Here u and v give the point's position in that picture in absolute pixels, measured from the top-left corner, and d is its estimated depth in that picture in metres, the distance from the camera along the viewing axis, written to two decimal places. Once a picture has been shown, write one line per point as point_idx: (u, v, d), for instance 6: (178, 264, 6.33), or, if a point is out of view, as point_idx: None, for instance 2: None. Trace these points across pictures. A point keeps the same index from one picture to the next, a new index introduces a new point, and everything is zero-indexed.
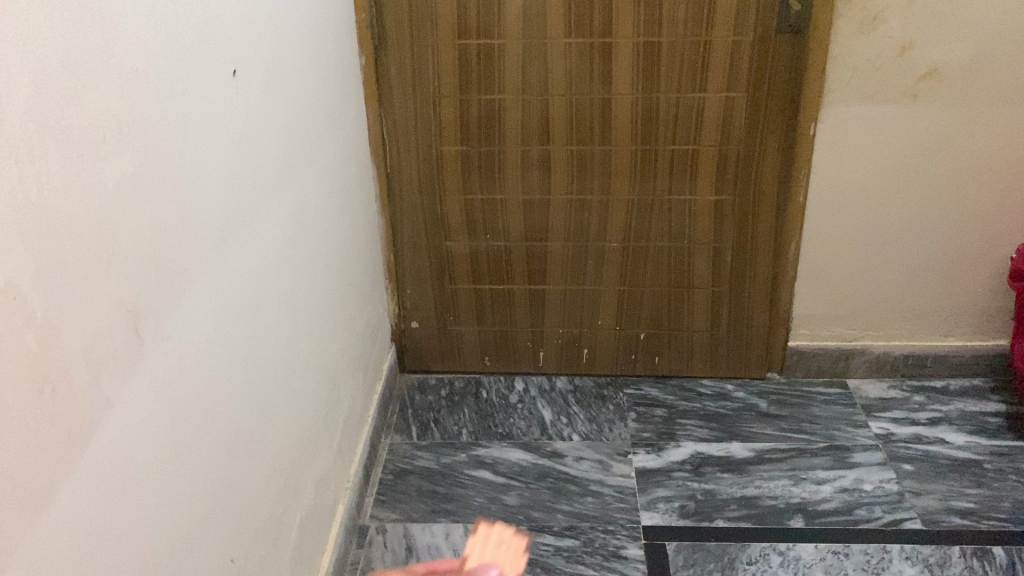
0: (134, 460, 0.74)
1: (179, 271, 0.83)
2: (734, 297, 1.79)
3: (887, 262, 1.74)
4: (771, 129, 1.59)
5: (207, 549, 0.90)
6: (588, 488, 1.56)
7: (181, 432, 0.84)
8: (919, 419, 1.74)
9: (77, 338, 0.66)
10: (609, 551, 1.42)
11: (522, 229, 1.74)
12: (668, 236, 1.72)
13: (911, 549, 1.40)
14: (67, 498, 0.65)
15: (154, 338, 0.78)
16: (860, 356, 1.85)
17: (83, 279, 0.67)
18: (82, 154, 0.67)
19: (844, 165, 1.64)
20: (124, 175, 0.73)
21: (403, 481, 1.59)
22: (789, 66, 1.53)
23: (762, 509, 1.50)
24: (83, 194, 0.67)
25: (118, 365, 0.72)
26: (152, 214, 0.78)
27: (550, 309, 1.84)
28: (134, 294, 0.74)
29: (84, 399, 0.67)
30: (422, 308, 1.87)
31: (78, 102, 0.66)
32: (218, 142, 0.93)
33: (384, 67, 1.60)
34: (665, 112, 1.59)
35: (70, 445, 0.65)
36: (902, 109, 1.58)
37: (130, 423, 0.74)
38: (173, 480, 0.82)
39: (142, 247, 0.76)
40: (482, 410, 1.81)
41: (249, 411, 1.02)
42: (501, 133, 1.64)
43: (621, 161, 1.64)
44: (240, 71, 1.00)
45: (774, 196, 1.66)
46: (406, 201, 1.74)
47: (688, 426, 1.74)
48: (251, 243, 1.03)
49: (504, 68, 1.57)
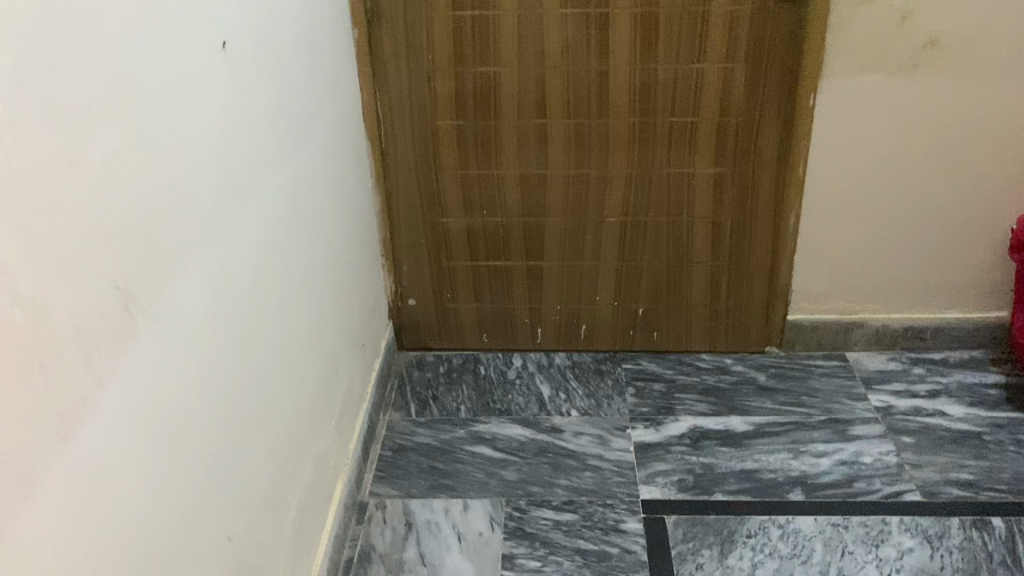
0: (128, 440, 0.74)
1: (170, 248, 0.82)
2: (733, 271, 1.78)
3: (888, 234, 1.73)
4: (770, 100, 1.58)
5: (204, 527, 0.90)
6: (587, 462, 1.56)
7: (176, 411, 0.83)
8: (919, 391, 1.74)
9: (67, 315, 0.65)
10: (608, 525, 1.42)
11: (520, 205, 1.73)
12: (667, 210, 1.71)
13: (911, 520, 1.40)
14: (58, 479, 0.64)
15: (147, 316, 0.77)
16: (859, 329, 1.85)
17: (71, 256, 0.66)
18: (68, 128, 0.65)
19: (844, 137, 1.62)
20: (112, 150, 0.72)
21: (402, 457, 1.59)
22: (788, 36, 1.51)
23: (761, 482, 1.50)
24: (71, 170, 0.66)
25: (111, 342, 0.71)
26: (142, 190, 0.77)
27: (548, 285, 1.83)
28: (124, 272, 0.74)
29: (75, 377, 0.66)
30: (419, 285, 1.86)
31: (63, 77, 0.65)
32: (209, 115, 0.92)
33: (378, 41, 1.58)
34: (664, 83, 1.57)
35: (61, 423, 0.64)
36: (902, 80, 1.56)
37: (122, 400, 0.73)
38: (168, 459, 0.82)
39: (132, 225, 0.75)
40: (480, 387, 1.81)
41: (244, 388, 1.02)
42: (498, 107, 1.62)
43: (619, 133, 1.63)
44: (230, 43, 0.98)
45: (773, 169, 1.65)
46: (402, 176, 1.72)
47: (687, 400, 1.74)
48: (245, 219, 1.02)
49: (500, 40, 1.55)
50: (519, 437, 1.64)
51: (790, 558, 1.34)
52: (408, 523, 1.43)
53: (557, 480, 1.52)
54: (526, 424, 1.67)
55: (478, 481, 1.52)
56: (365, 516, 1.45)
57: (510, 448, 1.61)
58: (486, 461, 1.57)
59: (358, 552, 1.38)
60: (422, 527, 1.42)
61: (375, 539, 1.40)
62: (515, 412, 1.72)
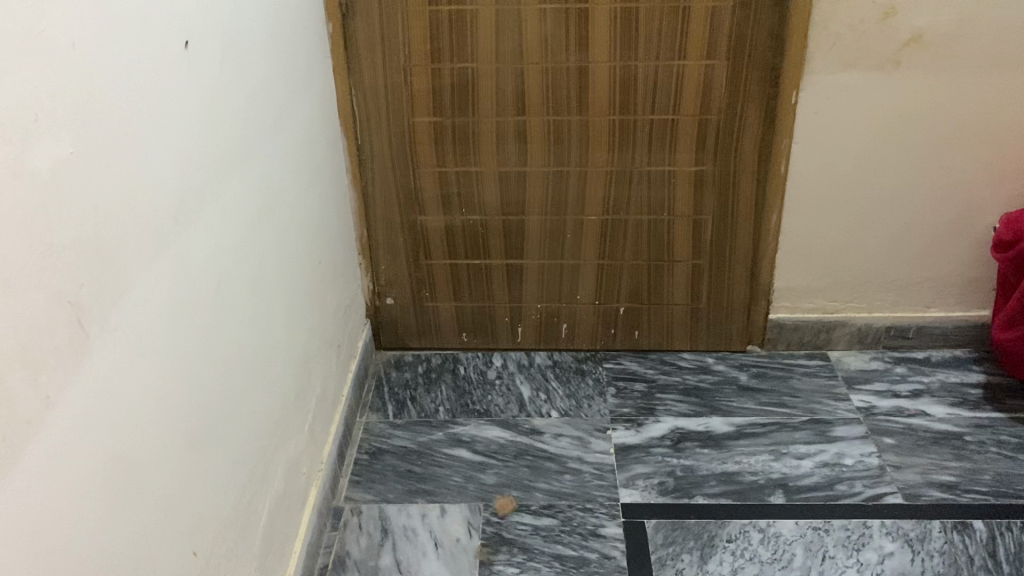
0: (82, 462, 0.71)
1: (127, 257, 0.79)
2: (714, 270, 1.76)
3: (872, 231, 1.71)
4: (752, 98, 1.56)
5: (166, 545, 0.87)
6: (566, 465, 1.54)
7: (135, 429, 0.80)
8: (901, 391, 1.73)
9: (13, 333, 0.62)
10: (587, 530, 1.40)
11: (498, 202, 1.70)
12: (647, 208, 1.69)
13: (892, 524, 1.39)
14: (4, 509, 0.61)
15: (102, 330, 0.74)
16: (841, 328, 1.84)
17: (16, 273, 0.63)
18: (11, 139, 0.62)
19: (827, 134, 1.60)
20: (61, 158, 0.69)
21: (378, 460, 1.56)
22: (770, 32, 1.49)
23: (742, 485, 1.48)
24: (15, 182, 0.62)
25: (60, 360, 0.68)
26: (94, 200, 0.73)
27: (528, 283, 1.81)
28: (75, 286, 0.70)
29: (21, 400, 0.63)
30: (398, 284, 1.83)
31: (5, 82, 0.62)
32: (170, 119, 0.89)
33: (353, 36, 1.54)
34: (644, 80, 1.54)
35: (6, 449, 0.61)
36: (885, 76, 1.54)
37: (74, 420, 0.70)
38: (128, 478, 0.79)
39: (84, 235, 0.72)
40: (459, 387, 1.78)
41: (210, 399, 0.99)
42: (475, 103, 1.59)
43: (599, 131, 1.60)
44: (192, 42, 0.94)
45: (755, 167, 1.63)
46: (378, 174, 1.69)
47: (668, 400, 1.72)
48: (209, 224, 0.99)
49: (477, 36, 1.52)
50: (498, 439, 1.61)
51: (771, 562, 1.33)
52: (384, 529, 1.41)
53: (536, 483, 1.50)
54: (505, 426, 1.65)
55: (456, 485, 1.50)
56: (340, 522, 1.43)
57: (489, 451, 1.58)
58: (464, 464, 1.55)
59: (333, 559, 1.35)
60: (399, 533, 1.40)
61: (350, 546, 1.38)
62: (494, 413, 1.69)
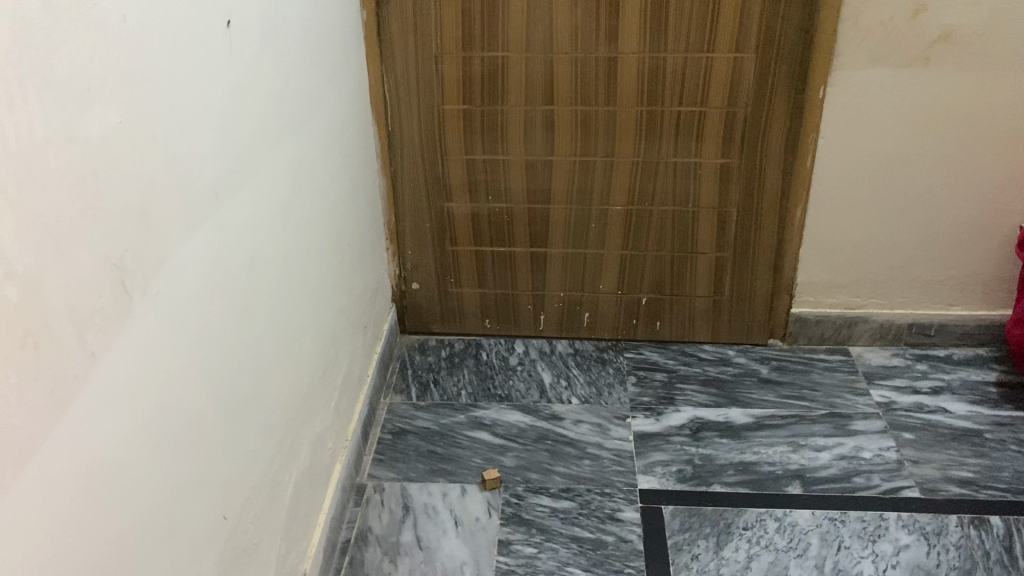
0: (123, 422, 0.74)
1: (166, 227, 0.82)
2: (737, 263, 1.77)
3: (896, 229, 1.71)
4: (780, 93, 1.57)
5: (199, 507, 0.90)
6: (586, 450, 1.56)
7: (170, 392, 0.83)
8: (921, 387, 1.73)
9: (61, 292, 0.65)
10: (604, 514, 1.42)
11: (524, 190, 1.72)
12: (672, 200, 1.70)
13: (908, 517, 1.40)
14: (50, 459, 0.63)
15: (143, 294, 0.77)
16: (863, 323, 1.84)
17: (67, 234, 0.65)
18: (65, 105, 0.65)
19: (853, 129, 1.61)
20: (110, 128, 0.71)
21: (401, 440, 1.59)
22: (799, 27, 1.50)
23: (760, 475, 1.50)
24: (68, 146, 0.65)
25: (104, 320, 0.71)
26: (139, 171, 0.76)
27: (551, 272, 1.83)
28: (120, 251, 0.73)
29: (67, 355, 0.65)
30: (423, 269, 1.86)
31: (59, 51, 0.64)
32: (211, 95, 0.91)
33: (386, 24, 1.57)
34: (672, 71, 1.56)
35: (53, 402, 0.64)
36: (914, 73, 1.54)
37: (116, 381, 0.72)
38: (163, 438, 0.82)
39: (130, 201, 0.75)
40: (481, 372, 1.81)
41: (242, 369, 1.02)
42: (504, 92, 1.61)
43: (627, 122, 1.62)
44: (234, 22, 0.97)
45: (780, 160, 1.64)
46: (407, 160, 1.72)
47: (688, 391, 1.73)
48: (245, 200, 1.02)
49: (507, 26, 1.54)
50: (520, 423, 1.64)
51: (786, 551, 1.34)
52: (406, 507, 1.43)
53: (555, 467, 1.52)
54: (525, 410, 1.68)
55: (477, 466, 1.53)
56: (363, 498, 1.46)
57: (509, 434, 1.61)
58: (485, 446, 1.58)
59: (355, 534, 1.38)
60: (420, 511, 1.43)
61: (372, 521, 1.41)
62: (515, 398, 1.72)
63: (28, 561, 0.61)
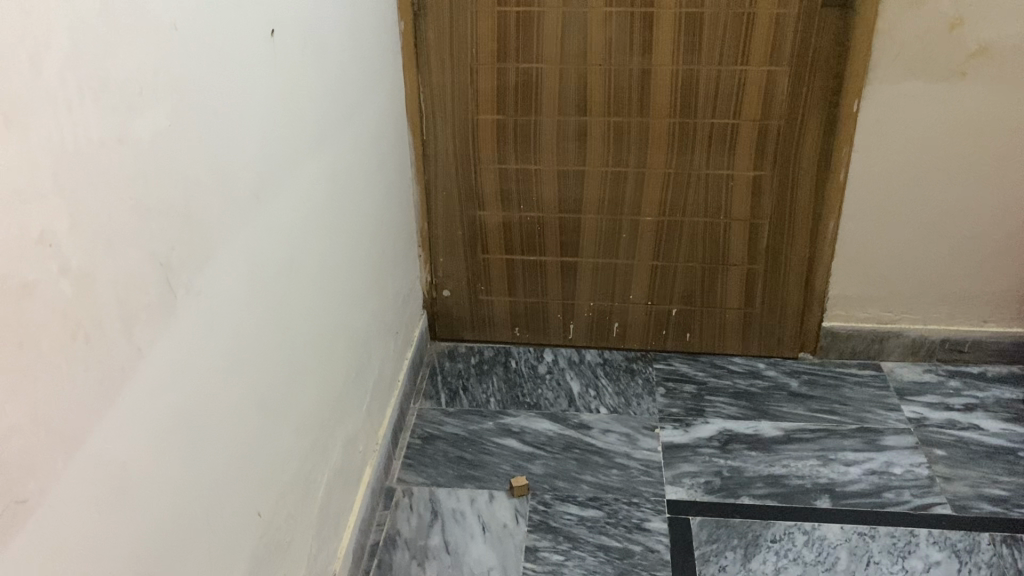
0: (165, 414, 0.76)
1: (210, 228, 0.84)
2: (768, 275, 1.77)
3: (930, 243, 1.70)
4: (814, 105, 1.57)
5: (235, 503, 0.92)
6: (613, 460, 1.57)
7: (210, 389, 0.85)
8: (954, 404, 1.71)
9: (112, 287, 0.67)
10: (632, 523, 1.42)
11: (556, 200, 1.74)
12: (704, 211, 1.71)
13: (939, 534, 1.39)
14: (99, 447, 0.65)
15: (187, 292, 0.79)
16: (895, 338, 1.83)
17: (119, 231, 0.67)
18: (120, 108, 0.67)
19: (888, 143, 1.60)
20: (160, 130, 0.74)
21: (430, 446, 1.61)
22: (834, 40, 1.50)
23: (789, 488, 1.49)
24: (120, 147, 0.67)
25: (151, 314, 0.73)
26: (185, 173, 0.78)
27: (581, 282, 1.84)
28: (166, 250, 0.75)
29: (116, 348, 0.67)
30: (454, 276, 1.87)
31: (115, 55, 0.67)
32: (255, 101, 0.94)
33: (423, 34, 1.60)
34: (706, 83, 1.57)
35: (103, 393, 0.65)
36: (950, 86, 1.53)
37: (159, 375, 0.74)
38: (202, 433, 0.83)
39: (176, 201, 0.77)
40: (510, 379, 1.82)
41: (278, 370, 1.04)
42: (538, 101, 1.63)
43: (659, 133, 1.63)
44: (278, 31, 1.00)
45: (813, 173, 1.64)
46: (441, 168, 1.74)
47: (717, 403, 1.73)
48: (285, 204, 1.04)
49: (543, 37, 1.56)
50: (548, 431, 1.65)
51: (814, 564, 1.33)
52: (434, 511, 1.45)
53: (583, 476, 1.53)
54: (554, 419, 1.68)
55: (505, 473, 1.54)
56: (392, 501, 1.47)
57: (537, 442, 1.62)
58: (513, 454, 1.59)
59: (383, 537, 1.40)
60: (448, 515, 1.44)
61: (400, 525, 1.42)
62: (544, 406, 1.73)
63: (77, 547, 0.63)
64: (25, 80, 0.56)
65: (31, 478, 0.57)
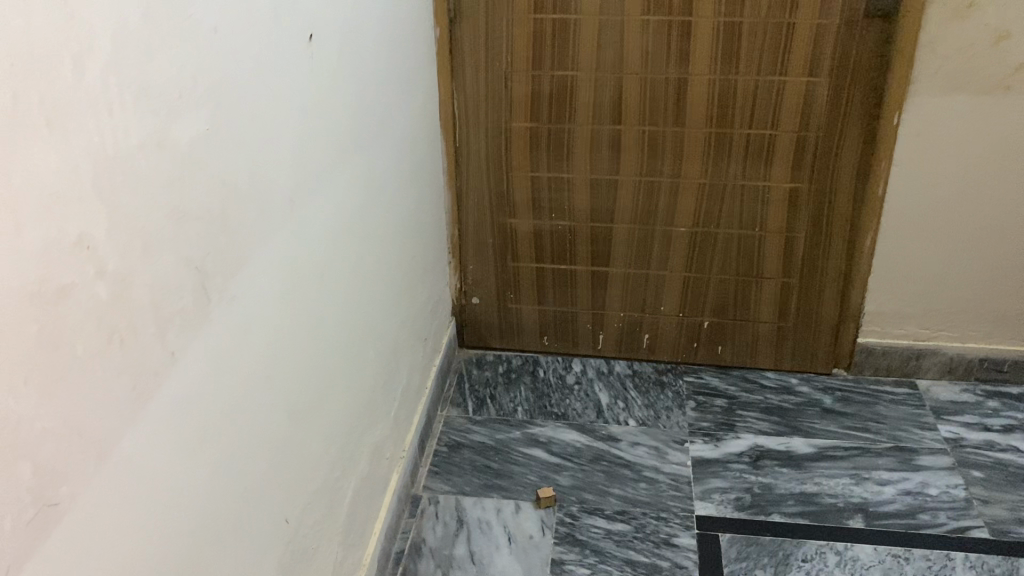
0: (197, 418, 0.75)
1: (244, 233, 0.83)
2: (803, 289, 1.74)
3: (970, 259, 1.67)
4: (853, 118, 1.54)
5: (263, 509, 0.91)
6: (642, 473, 1.55)
7: (241, 395, 0.84)
8: (992, 425, 1.68)
9: (147, 292, 0.66)
10: (660, 538, 1.40)
11: (589, 209, 1.72)
12: (738, 223, 1.69)
13: (976, 558, 1.36)
14: (130, 451, 0.65)
15: (221, 296, 0.79)
16: (932, 356, 1.79)
17: (155, 235, 0.67)
18: (159, 111, 0.67)
19: (928, 158, 1.57)
20: (198, 134, 0.73)
21: (456, 454, 1.60)
22: (876, 52, 1.48)
23: (821, 507, 1.46)
24: (158, 150, 0.67)
25: (185, 318, 0.72)
26: (221, 177, 0.78)
27: (612, 292, 1.82)
28: (202, 254, 0.75)
29: (149, 352, 0.67)
30: (484, 284, 1.86)
31: (156, 58, 0.66)
32: (291, 106, 0.93)
33: (458, 41, 1.59)
34: (743, 93, 1.55)
35: (135, 397, 0.65)
36: (994, 102, 1.50)
37: (191, 379, 0.74)
38: (232, 438, 0.83)
39: (212, 206, 0.77)
40: (538, 389, 1.80)
41: (308, 376, 1.03)
42: (572, 110, 1.62)
43: (694, 144, 1.61)
44: (315, 36, 1.00)
45: (851, 187, 1.61)
46: (473, 175, 1.73)
47: (748, 418, 1.70)
48: (320, 209, 1.04)
49: (579, 45, 1.55)
50: (575, 442, 1.63)
51: None
52: (460, 520, 1.44)
53: (610, 489, 1.51)
54: (582, 430, 1.67)
55: (532, 483, 1.52)
56: (418, 509, 1.46)
57: (565, 453, 1.60)
58: (540, 464, 1.57)
59: (409, 545, 1.39)
60: (474, 525, 1.43)
61: (426, 533, 1.41)
62: (572, 417, 1.71)
63: (108, 551, 0.62)
64: (66, 83, 0.56)
65: (63, 482, 0.57)
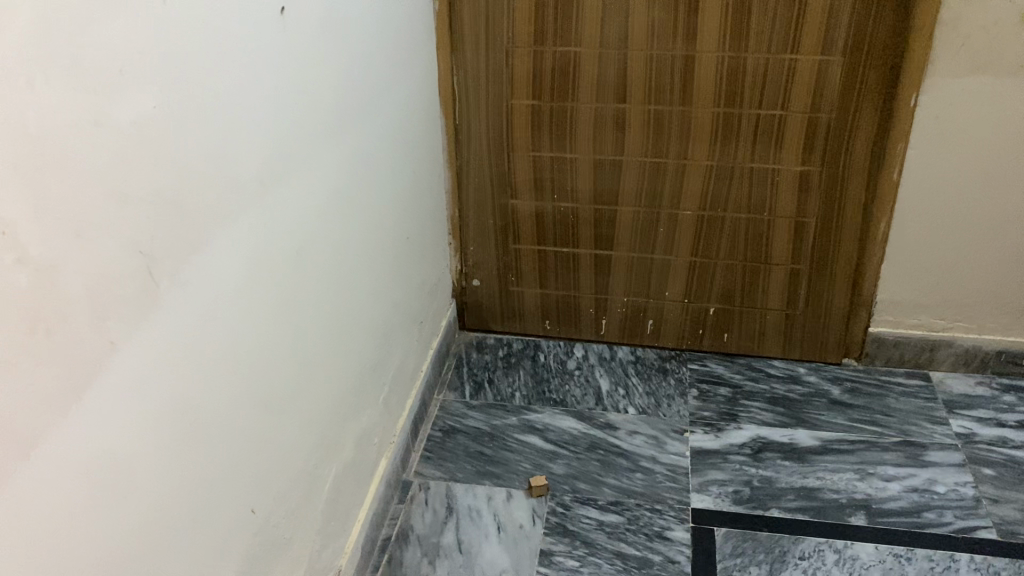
0: (145, 408, 0.72)
1: (202, 217, 0.80)
2: (813, 276, 1.68)
3: (988, 247, 1.60)
4: (867, 99, 1.48)
5: (226, 500, 0.89)
6: (638, 463, 1.51)
7: (200, 384, 0.82)
8: (1007, 420, 1.61)
9: (81, 279, 0.63)
10: (653, 531, 1.36)
11: (592, 191, 1.67)
12: (746, 208, 1.63)
13: (981, 560, 1.30)
14: (61, 446, 0.62)
15: (173, 282, 0.76)
16: (946, 348, 1.72)
17: (92, 219, 0.64)
18: (98, 90, 0.64)
19: (945, 142, 1.50)
20: (145, 113, 0.70)
21: (450, 439, 1.57)
22: (893, 30, 1.41)
23: (822, 502, 1.42)
24: (96, 131, 0.64)
25: (128, 305, 0.69)
26: (174, 158, 0.75)
27: (616, 276, 1.77)
28: (149, 238, 0.72)
29: (84, 342, 0.64)
30: (485, 266, 1.83)
31: (93, 35, 0.63)
32: (261, 84, 0.90)
33: (458, 15, 1.54)
34: (753, 71, 1.49)
35: (67, 390, 0.62)
36: (1018, 83, 1.43)
37: (137, 369, 0.71)
38: (189, 428, 0.80)
39: (163, 188, 0.73)
40: (538, 374, 1.77)
41: (281, 362, 1.00)
42: (576, 88, 1.56)
43: (701, 125, 1.56)
44: (290, 10, 0.96)
45: (864, 171, 1.55)
46: (474, 155, 1.69)
47: (752, 408, 1.66)
48: (296, 191, 1.00)
49: (583, 20, 1.49)
50: (572, 430, 1.59)
51: None
52: (449, 507, 1.41)
53: (605, 479, 1.47)
54: (579, 417, 1.63)
55: (525, 471, 1.49)
56: (408, 495, 1.44)
57: (561, 441, 1.57)
58: (535, 452, 1.54)
59: (396, 531, 1.37)
60: (463, 513, 1.40)
61: (414, 520, 1.39)
62: (570, 403, 1.67)
63: (34, 548, 0.60)
64: None
65: None
